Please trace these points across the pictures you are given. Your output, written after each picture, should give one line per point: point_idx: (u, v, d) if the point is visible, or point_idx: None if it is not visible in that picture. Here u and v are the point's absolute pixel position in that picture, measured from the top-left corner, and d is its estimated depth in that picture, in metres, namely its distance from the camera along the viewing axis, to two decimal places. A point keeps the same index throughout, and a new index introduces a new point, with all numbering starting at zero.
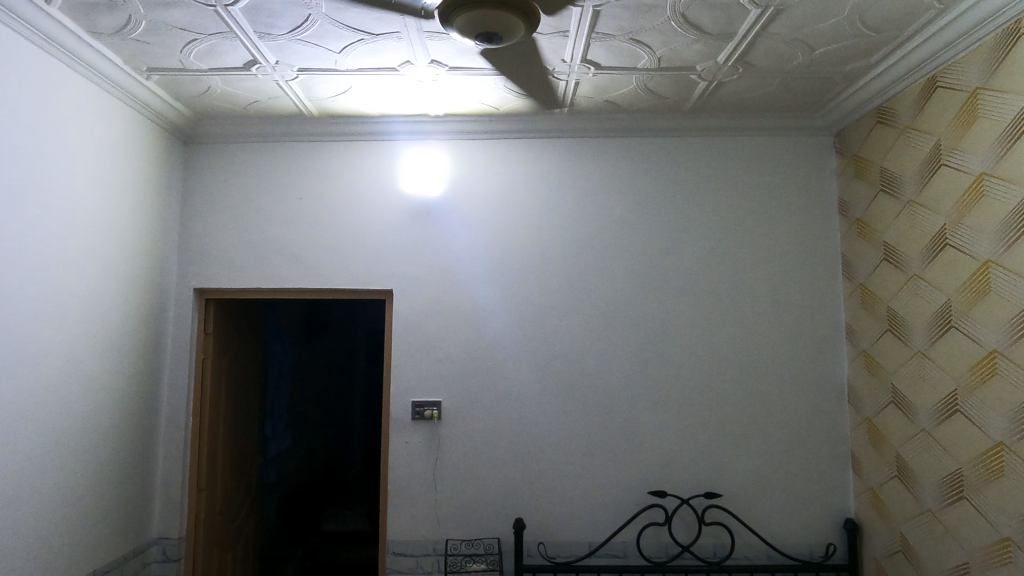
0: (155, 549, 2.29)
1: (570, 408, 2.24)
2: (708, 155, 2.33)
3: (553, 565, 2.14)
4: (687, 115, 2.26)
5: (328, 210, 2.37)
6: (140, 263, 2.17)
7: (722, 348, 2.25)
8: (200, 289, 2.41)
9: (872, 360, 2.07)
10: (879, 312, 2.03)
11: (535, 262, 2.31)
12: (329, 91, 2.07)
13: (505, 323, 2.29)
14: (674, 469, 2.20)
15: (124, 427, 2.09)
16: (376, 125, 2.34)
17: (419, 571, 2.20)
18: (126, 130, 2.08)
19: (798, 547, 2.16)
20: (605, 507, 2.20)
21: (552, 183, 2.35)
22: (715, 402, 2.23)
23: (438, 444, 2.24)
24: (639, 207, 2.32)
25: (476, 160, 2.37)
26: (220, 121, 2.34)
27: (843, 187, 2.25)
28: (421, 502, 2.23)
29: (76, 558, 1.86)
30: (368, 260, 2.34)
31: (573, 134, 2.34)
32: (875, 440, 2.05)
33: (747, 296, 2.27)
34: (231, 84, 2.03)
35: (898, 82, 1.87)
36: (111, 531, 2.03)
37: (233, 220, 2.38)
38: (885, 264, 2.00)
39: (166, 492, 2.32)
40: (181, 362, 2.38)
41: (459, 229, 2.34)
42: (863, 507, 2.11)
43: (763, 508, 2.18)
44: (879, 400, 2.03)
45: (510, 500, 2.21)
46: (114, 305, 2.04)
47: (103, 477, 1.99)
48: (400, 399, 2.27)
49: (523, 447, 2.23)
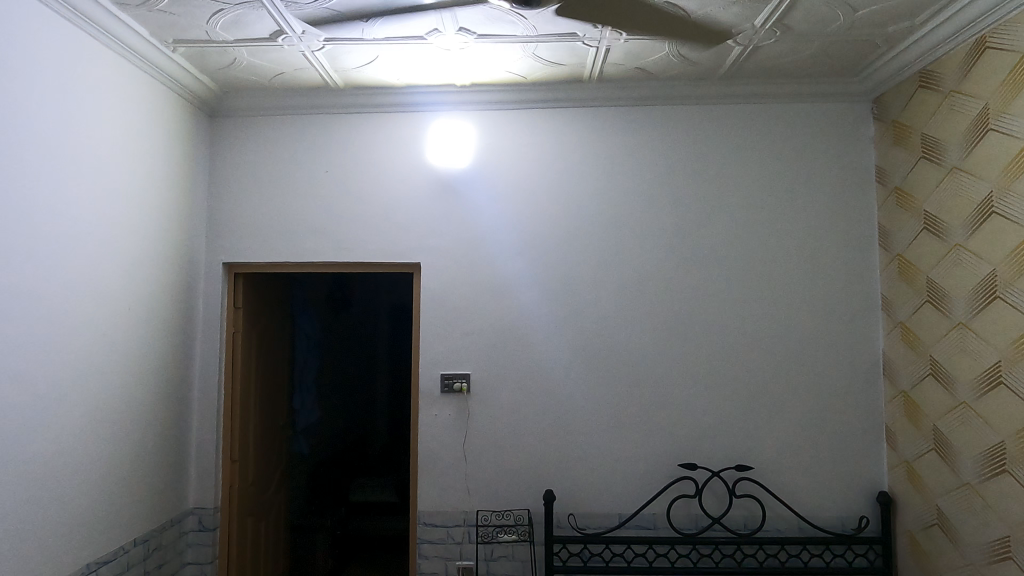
0: (192, 518, 2.33)
1: (599, 380, 2.23)
2: (741, 123, 2.28)
3: (583, 536, 2.15)
4: (720, 80, 2.20)
5: (354, 183, 2.35)
6: (171, 239, 2.19)
7: (754, 320, 2.22)
8: (229, 263, 2.41)
9: (910, 332, 2.03)
10: (917, 284, 1.99)
11: (563, 233, 2.28)
12: (356, 62, 2.05)
13: (535, 294, 2.27)
14: (704, 442, 2.19)
15: (158, 398, 2.13)
16: (400, 95, 2.31)
17: (450, 542, 2.22)
18: (154, 105, 2.08)
19: (829, 519, 2.15)
20: (636, 480, 2.20)
21: (580, 153, 2.31)
22: (746, 375, 2.20)
23: (468, 416, 2.25)
24: (670, 177, 2.28)
25: (505, 131, 2.33)
26: (246, 94, 2.33)
27: (881, 155, 2.19)
28: (450, 474, 2.24)
29: (115, 525, 1.91)
30: (395, 234, 2.33)
31: (602, 102, 2.30)
32: (911, 413, 2.01)
33: (780, 268, 2.23)
34: (257, 55, 2.00)
35: (944, 43, 1.80)
36: (148, 500, 2.08)
37: (260, 193, 2.38)
38: (925, 234, 1.95)
39: (201, 463, 2.35)
40: (212, 337, 2.39)
41: (486, 202, 2.31)
42: (898, 480, 2.08)
43: (795, 481, 2.17)
44: (916, 372, 1.99)
45: (540, 472, 2.22)
46: (145, 279, 2.06)
47: (139, 446, 2.03)
48: (430, 371, 2.28)
49: (553, 419, 2.23)
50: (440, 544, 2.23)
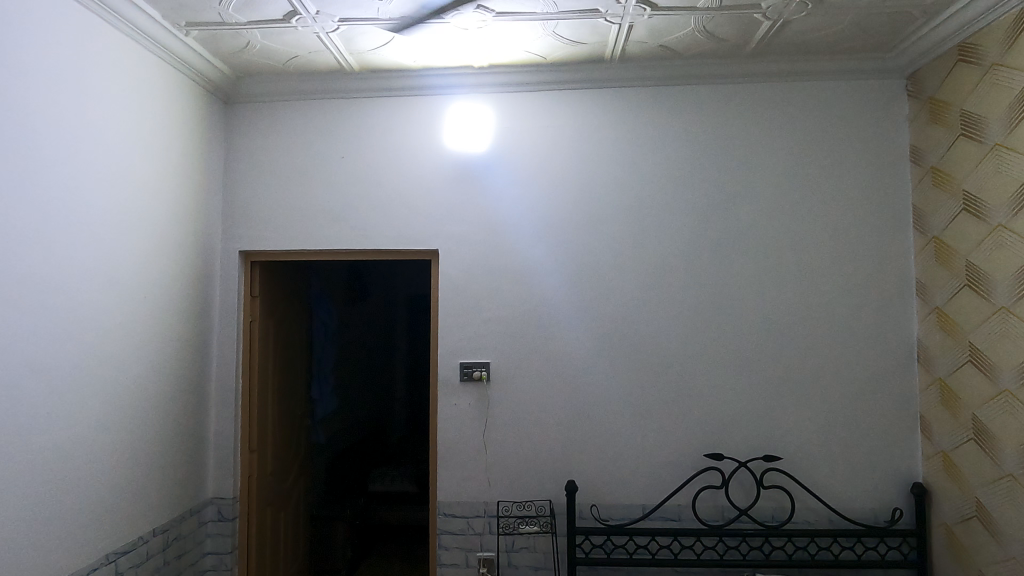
0: (210, 508, 2.32)
1: (622, 369, 2.18)
2: (768, 103, 2.20)
3: (606, 527, 2.11)
4: (748, 57, 2.13)
5: (370, 168, 2.31)
6: (187, 227, 2.17)
7: (782, 306, 2.15)
8: (246, 251, 2.38)
9: (947, 318, 1.95)
10: (955, 267, 1.91)
11: (584, 218, 2.22)
12: (371, 43, 2.00)
13: (555, 281, 2.22)
14: (731, 432, 2.13)
15: (176, 388, 2.11)
16: (417, 79, 2.26)
17: (470, 533, 2.19)
18: (169, 90, 2.05)
19: (861, 511, 2.09)
20: (660, 470, 2.15)
21: (602, 135, 2.24)
22: (774, 362, 2.14)
23: (488, 405, 2.21)
24: (695, 159, 2.21)
25: (523, 114, 2.27)
26: (261, 79, 2.29)
27: (916, 134, 2.10)
28: (471, 464, 2.21)
29: (134, 515, 1.90)
30: (411, 220, 2.28)
31: (624, 83, 2.23)
32: (948, 402, 1.94)
33: (809, 252, 2.15)
34: (271, 38, 1.96)
35: (986, 14, 1.72)
36: (167, 490, 2.06)
37: (275, 180, 2.34)
38: (964, 215, 1.87)
39: (219, 453, 2.33)
40: (229, 326, 2.37)
41: (505, 186, 2.26)
42: (934, 471, 2.01)
43: (826, 471, 2.10)
44: (954, 359, 1.91)
45: (562, 462, 2.18)
46: (162, 267, 2.04)
47: (157, 435, 2.02)
48: (449, 360, 2.24)
49: (575, 409, 2.18)
50: (460, 535, 2.19)
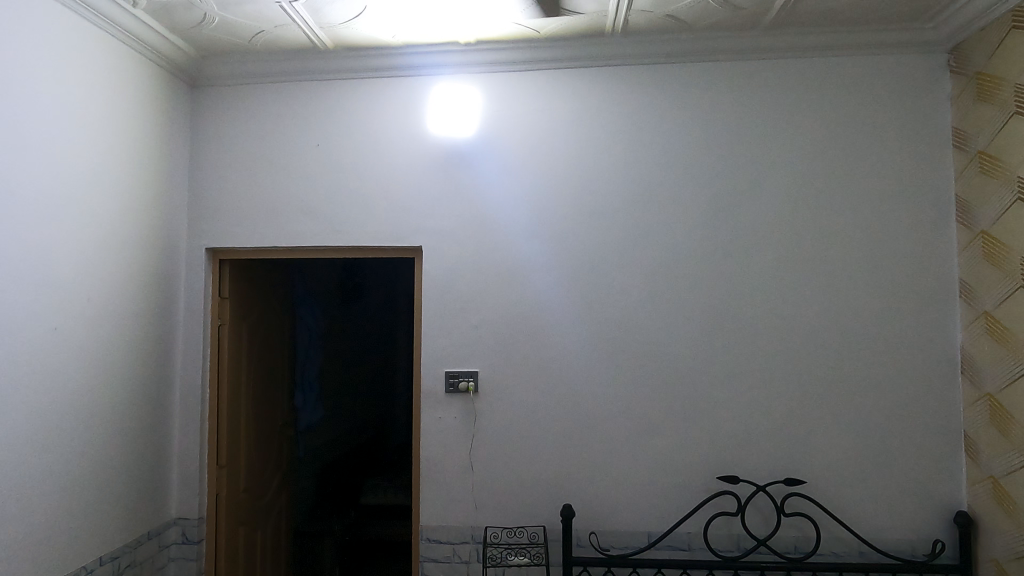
0: (174, 529, 2.12)
1: (623, 379, 1.95)
2: (790, 82, 1.96)
3: (606, 558, 1.88)
4: (768, 29, 1.89)
5: (347, 156, 2.10)
6: (144, 221, 1.96)
7: (805, 310, 1.91)
8: (213, 248, 2.18)
9: (997, 325, 1.70)
10: (1008, 265, 1.66)
11: (582, 210, 2.00)
12: (343, 15, 1.78)
13: (550, 281, 1.99)
14: (748, 451, 1.90)
15: (130, 398, 1.91)
16: (396, 57, 2.05)
17: (456, 561, 1.97)
18: (120, 69, 1.84)
19: (896, 543, 1.84)
20: (666, 494, 1.92)
21: (602, 119, 2.01)
22: (796, 372, 1.90)
23: (475, 419, 1.99)
24: (708, 145, 1.97)
25: (514, 96, 2.05)
26: (227, 60, 2.10)
27: (960, 114, 1.85)
28: (456, 485, 1.99)
29: (77, 542, 1.69)
30: (391, 213, 2.07)
31: (627, 61, 2.00)
32: (998, 421, 1.69)
33: (836, 249, 1.91)
34: (229, 9, 1.75)
35: None
36: (119, 512, 1.86)
37: (243, 171, 2.14)
38: (1019, 205, 1.62)
39: (183, 469, 2.13)
40: (194, 329, 2.16)
41: (495, 176, 2.03)
42: (980, 499, 1.76)
43: (855, 497, 1.86)
44: (1006, 371, 1.66)
45: (557, 484, 1.95)
46: (113, 264, 1.83)
47: (108, 451, 1.81)
48: (432, 369, 2.02)
49: (571, 424, 1.96)
50: (444, 562, 1.98)
